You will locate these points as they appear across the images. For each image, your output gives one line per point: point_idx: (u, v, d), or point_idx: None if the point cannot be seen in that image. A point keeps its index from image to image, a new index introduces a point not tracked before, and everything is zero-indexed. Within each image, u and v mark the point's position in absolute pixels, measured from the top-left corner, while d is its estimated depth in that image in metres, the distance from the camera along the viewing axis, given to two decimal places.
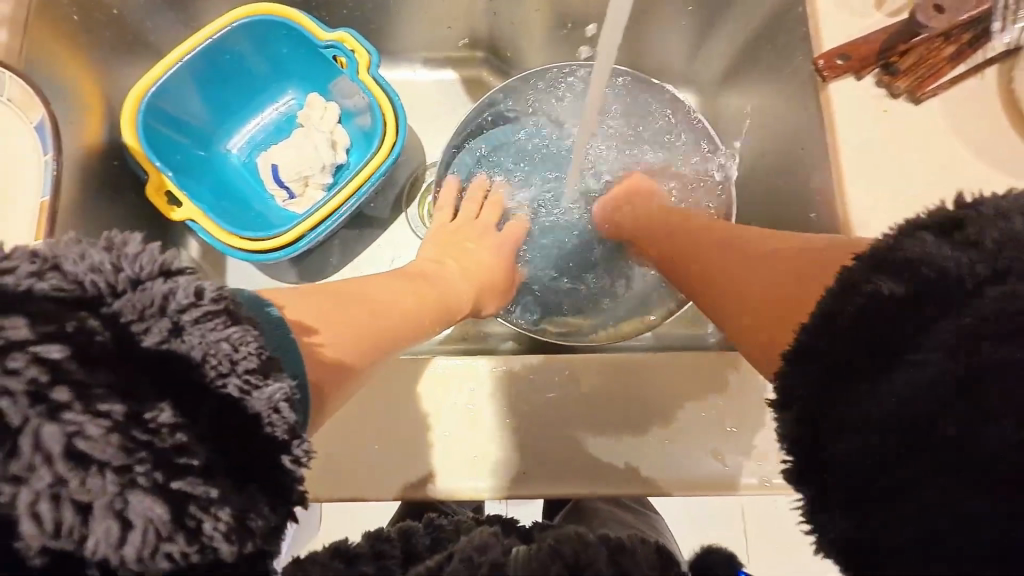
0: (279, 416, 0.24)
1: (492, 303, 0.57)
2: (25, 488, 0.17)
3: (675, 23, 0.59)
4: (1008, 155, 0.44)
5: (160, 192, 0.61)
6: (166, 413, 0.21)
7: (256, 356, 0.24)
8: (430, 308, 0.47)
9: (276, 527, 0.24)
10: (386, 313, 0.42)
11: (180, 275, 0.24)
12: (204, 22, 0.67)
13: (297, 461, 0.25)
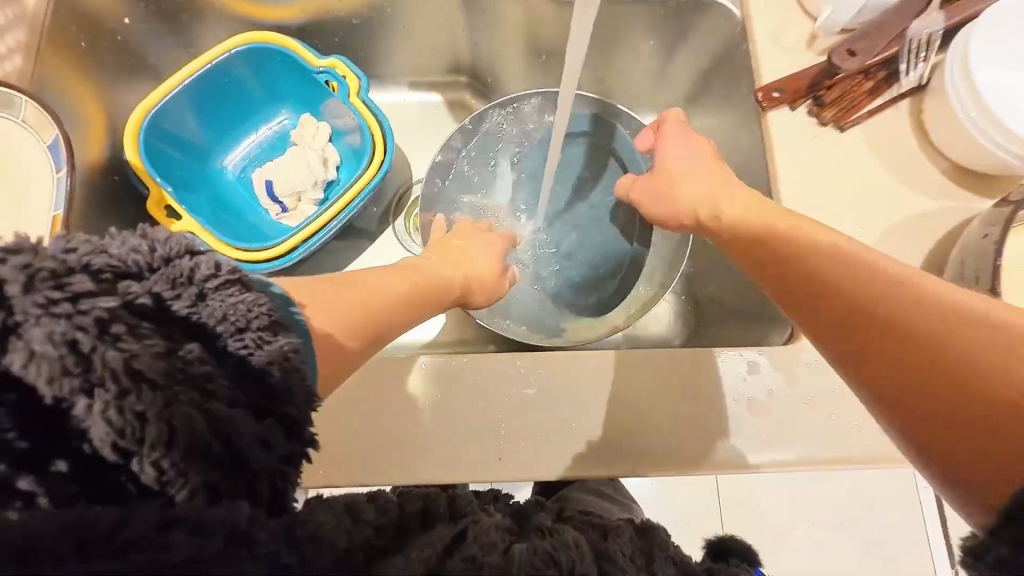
0: (289, 364, 0.28)
1: (483, 299, 0.60)
2: (96, 398, 0.23)
3: (639, 55, 0.65)
4: (919, 174, 0.52)
5: (160, 205, 0.65)
6: (197, 351, 0.26)
7: (267, 316, 0.28)
8: (421, 304, 0.50)
9: (292, 458, 0.27)
10: (377, 305, 0.44)
11: (203, 253, 0.27)
12: (204, 47, 0.71)
13: (304, 402, 0.28)
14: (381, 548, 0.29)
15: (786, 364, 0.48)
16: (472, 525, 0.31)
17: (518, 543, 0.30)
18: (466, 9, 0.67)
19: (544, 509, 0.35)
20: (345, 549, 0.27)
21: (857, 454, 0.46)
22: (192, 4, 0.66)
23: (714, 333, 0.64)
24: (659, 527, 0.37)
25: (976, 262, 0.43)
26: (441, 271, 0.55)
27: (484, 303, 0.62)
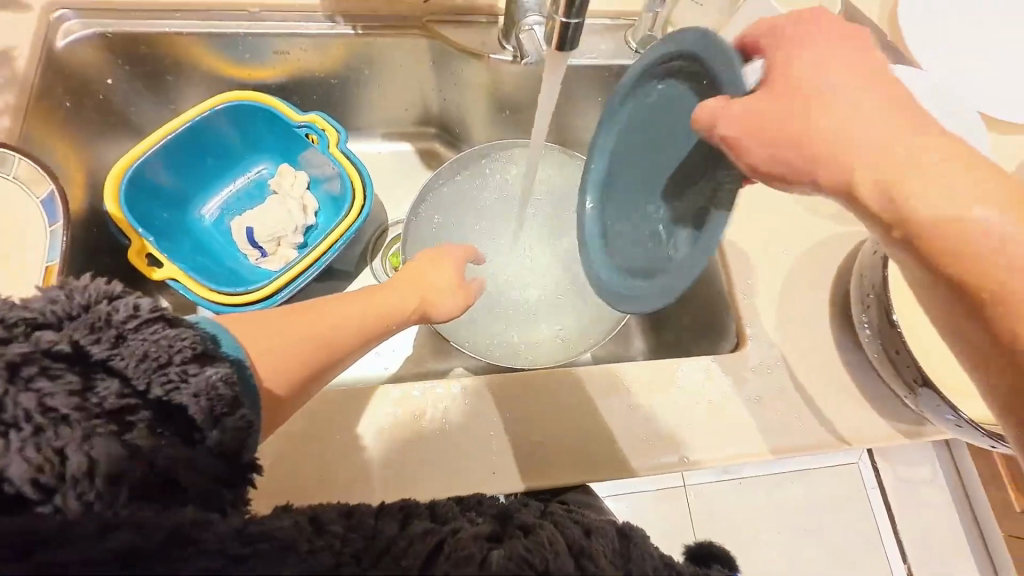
0: (218, 392, 0.33)
1: (446, 314, 0.55)
2: (12, 436, 0.28)
3: (589, 108, 0.76)
4: (820, 203, 0.63)
5: (141, 254, 0.66)
6: (114, 386, 0.31)
7: (189, 350, 0.33)
8: (372, 337, 0.50)
9: (225, 478, 0.32)
10: (326, 343, 0.46)
11: (121, 297, 0.33)
12: (184, 105, 0.75)
13: (234, 427, 0.33)
14: (351, 555, 0.30)
15: (734, 369, 0.55)
16: (451, 537, 0.33)
17: (493, 551, 0.32)
18: (437, 72, 0.76)
19: (527, 508, 0.39)
20: (308, 551, 0.29)
21: (797, 444, 0.53)
22: (177, 67, 0.70)
23: (672, 347, 0.71)
24: (638, 530, 0.39)
25: (868, 275, 0.53)
26: (389, 295, 0.52)
27: (443, 318, 0.55)
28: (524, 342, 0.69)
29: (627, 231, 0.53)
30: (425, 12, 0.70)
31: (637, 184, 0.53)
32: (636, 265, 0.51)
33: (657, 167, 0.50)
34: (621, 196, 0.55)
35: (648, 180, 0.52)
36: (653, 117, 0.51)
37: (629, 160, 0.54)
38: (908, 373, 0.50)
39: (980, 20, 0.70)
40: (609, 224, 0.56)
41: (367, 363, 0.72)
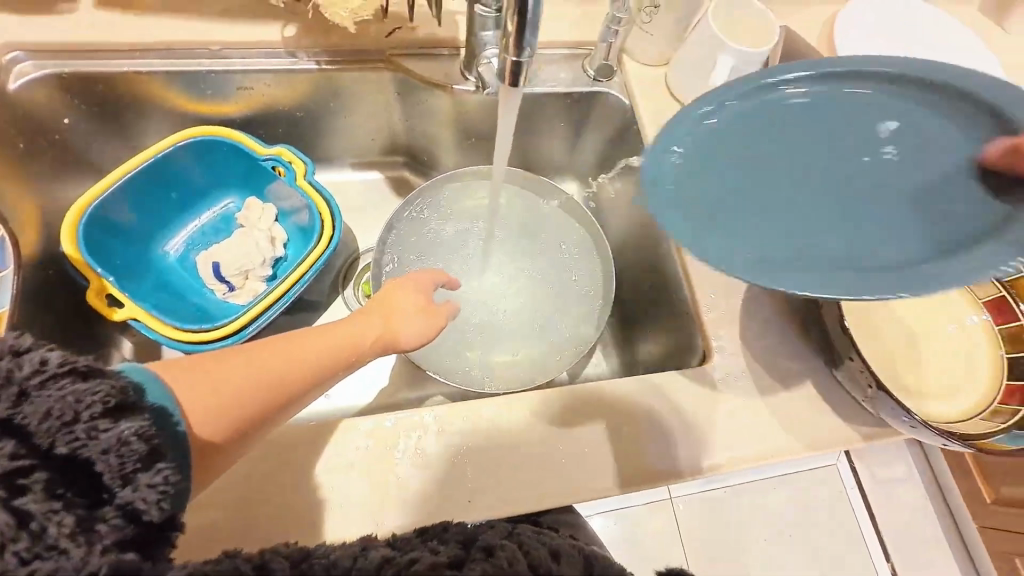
0: (129, 448, 0.32)
1: (413, 338, 0.54)
2: None
3: (553, 132, 0.79)
4: None
5: (101, 294, 0.64)
6: (13, 448, 0.31)
7: (100, 405, 0.32)
8: (334, 372, 0.49)
9: (128, 540, 0.32)
10: (279, 379, 0.45)
11: (29, 351, 0.32)
12: (144, 143, 0.74)
13: (146, 485, 0.33)
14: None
15: (703, 383, 0.57)
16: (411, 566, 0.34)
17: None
18: (402, 103, 0.77)
19: (493, 529, 0.40)
20: None
21: (765, 454, 0.54)
22: (137, 106, 0.70)
23: (645, 362, 0.73)
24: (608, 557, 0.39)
25: None
26: (355, 327, 0.51)
27: (411, 342, 0.54)
28: (499, 367, 0.69)
29: (724, 169, 0.45)
30: (387, 46, 0.72)
31: (784, 159, 0.47)
32: (743, 224, 0.43)
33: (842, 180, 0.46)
34: (749, 145, 0.47)
35: (810, 177, 0.46)
36: (877, 128, 0.47)
37: (806, 142, 0.47)
38: (862, 378, 0.52)
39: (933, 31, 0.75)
40: (719, 151, 0.46)
41: (341, 394, 0.72)
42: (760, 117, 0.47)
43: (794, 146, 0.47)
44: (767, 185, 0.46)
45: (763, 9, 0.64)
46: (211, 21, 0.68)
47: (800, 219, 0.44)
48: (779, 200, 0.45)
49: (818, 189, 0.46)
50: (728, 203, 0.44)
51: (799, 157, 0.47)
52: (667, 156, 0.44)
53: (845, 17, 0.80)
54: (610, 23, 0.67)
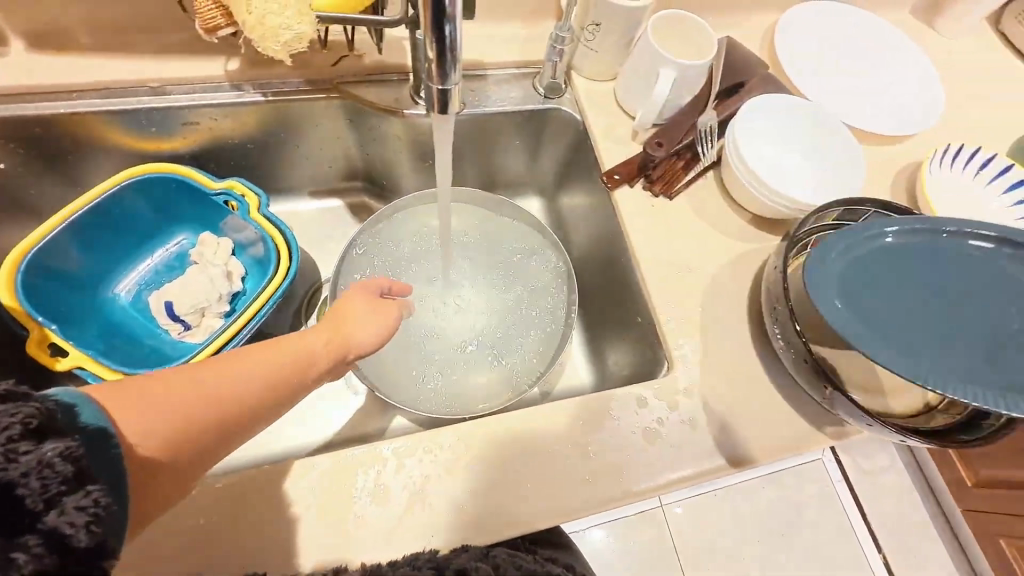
0: (53, 470, 0.31)
1: (367, 340, 0.53)
2: None
3: (510, 150, 0.80)
4: (730, 223, 0.67)
5: (43, 345, 0.61)
6: None
7: (20, 426, 0.31)
8: (287, 388, 0.47)
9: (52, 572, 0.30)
10: (229, 397, 0.42)
11: None
12: (90, 183, 0.72)
13: (76, 506, 0.31)
14: None
15: (667, 394, 0.56)
16: None
17: None
18: (354, 130, 0.76)
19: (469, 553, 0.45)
20: None
21: (732, 461, 0.54)
22: (77, 147, 0.68)
23: (615, 373, 0.73)
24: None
25: (773, 289, 0.55)
26: (307, 340, 0.50)
27: (365, 340, 0.54)
28: (467, 390, 0.68)
29: (866, 291, 0.49)
30: (334, 75, 0.72)
31: (919, 292, 0.50)
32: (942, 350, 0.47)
33: (982, 321, 0.48)
34: (881, 270, 0.50)
35: (946, 311, 0.49)
36: (1018, 281, 0.49)
37: (942, 281, 0.50)
38: (819, 379, 0.52)
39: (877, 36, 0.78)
40: (869, 273, 0.50)
41: (308, 429, 0.70)
42: (912, 246, 0.50)
43: (932, 282, 0.50)
44: (890, 308, 0.49)
45: (700, 22, 0.66)
46: (151, 56, 0.67)
47: (927, 344, 0.48)
48: (911, 328, 0.48)
49: (950, 324, 0.48)
50: (858, 319, 0.48)
51: (930, 290, 0.50)
52: (819, 277, 0.49)
53: (784, 27, 0.82)
54: (554, 43, 0.68)
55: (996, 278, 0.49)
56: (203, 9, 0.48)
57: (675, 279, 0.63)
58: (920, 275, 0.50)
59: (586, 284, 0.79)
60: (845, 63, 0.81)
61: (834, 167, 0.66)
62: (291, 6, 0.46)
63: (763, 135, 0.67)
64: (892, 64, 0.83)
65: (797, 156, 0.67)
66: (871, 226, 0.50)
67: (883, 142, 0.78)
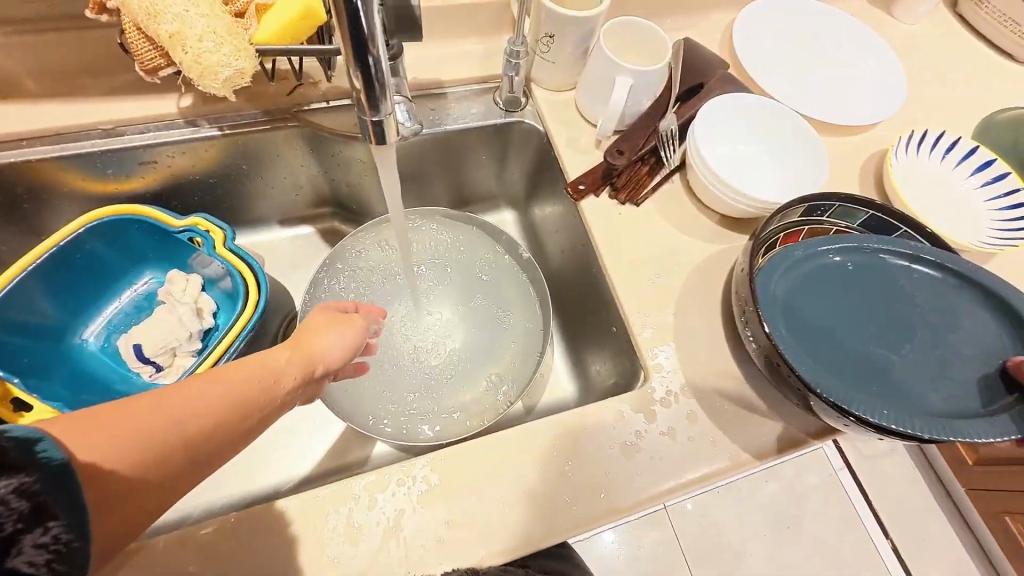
0: (7, 508, 0.27)
1: (336, 351, 0.51)
2: None
3: (479, 165, 0.80)
4: (700, 226, 0.66)
5: (5, 400, 0.60)
6: None
7: None
8: (260, 402, 0.43)
9: None
10: (211, 411, 0.39)
11: None
12: (51, 230, 0.71)
13: (38, 545, 0.28)
14: None
15: (645, 406, 0.55)
16: None
17: None
18: (318, 157, 0.76)
19: None
20: None
21: (714, 469, 0.53)
22: (34, 195, 0.67)
23: (599, 384, 0.72)
24: None
25: (741, 292, 0.54)
26: (274, 355, 0.46)
27: (334, 350, 0.51)
28: (442, 413, 0.67)
29: (808, 307, 0.53)
30: (290, 104, 0.71)
31: (858, 310, 0.53)
32: (870, 357, 0.51)
33: (899, 337, 0.52)
34: (815, 284, 0.54)
35: (880, 326, 0.52)
36: (933, 297, 0.53)
37: (873, 294, 0.54)
38: (793, 383, 0.50)
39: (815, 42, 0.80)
40: (809, 290, 0.54)
41: (289, 464, 0.69)
42: (846, 268, 0.55)
43: (868, 303, 0.53)
44: (825, 317, 0.53)
45: (653, 27, 0.66)
46: (102, 99, 0.66)
47: (857, 351, 0.51)
48: (845, 343, 0.52)
49: (883, 339, 0.52)
50: (793, 329, 0.52)
51: (860, 302, 0.54)
52: (764, 293, 0.52)
53: (741, 25, 0.82)
54: (509, 57, 0.68)
55: (914, 293, 0.53)
56: (141, 51, 0.46)
57: (649, 286, 0.62)
58: (851, 289, 0.54)
59: (563, 295, 0.79)
60: (804, 57, 0.81)
61: (798, 159, 0.66)
62: (227, 44, 0.46)
63: (719, 139, 0.67)
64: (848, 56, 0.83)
65: (760, 152, 0.67)
66: (809, 246, 0.54)
67: (848, 133, 0.78)
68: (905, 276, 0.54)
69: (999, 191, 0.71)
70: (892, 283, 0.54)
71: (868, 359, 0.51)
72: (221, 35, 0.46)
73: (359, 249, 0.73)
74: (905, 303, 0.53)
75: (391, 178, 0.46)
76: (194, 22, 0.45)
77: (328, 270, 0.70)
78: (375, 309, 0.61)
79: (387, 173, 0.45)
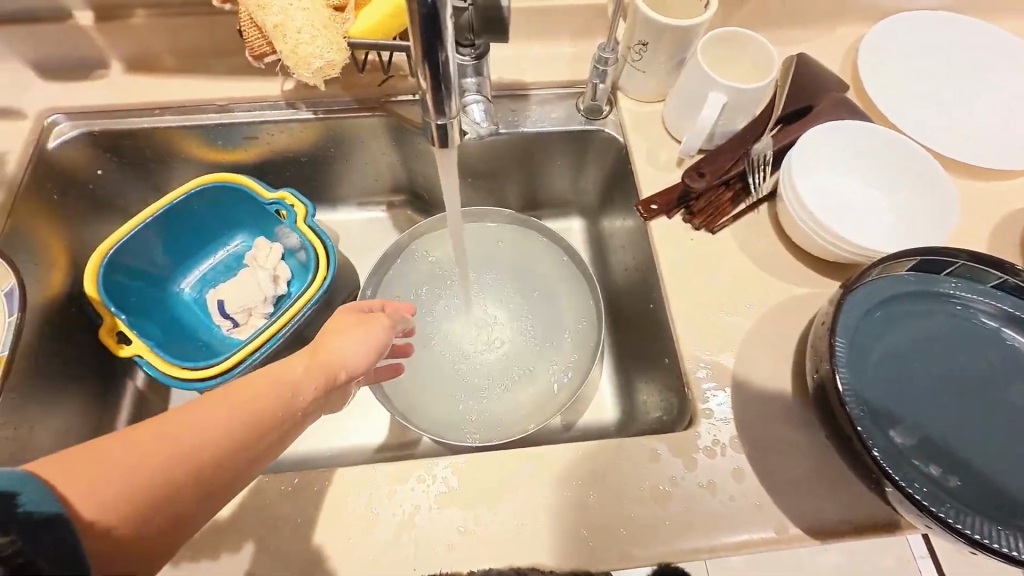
0: None
1: (355, 358, 0.52)
2: None
3: (552, 170, 0.78)
4: (784, 264, 0.59)
5: (112, 331, 0.70)
6: None
7: None
8: (277, 416, 0.44)
9: None
10: (237, 428, 0.41)
11: None
12: (169, 189, 0.81)
13: None
14: None
15: (685, 452, 0.51)
16: None
17: None
18: (399, 148, 0.79)
19: None
20: None
21: (755, 537, 0.48)
22: (159, 157, 0.76)
23: (644, 420, 0.67)
24: None
25: (819, 346, 0.47)
26: (291, 367, 0.48)
27: (354, 362, 0.52)
28: (477, 413, 0.67)
29: (891, 377, 0.46)
30: (380, 94, 0.74)
31: (950, 389, 0.46)
32: (960, 448, 0.44)
33: (997, 430, 0.44)
34: (901, 353, 0.47)
35: (975, 412, 0.45)
36: None
37: (968, 375, 0.47)
38: (866, 462, 0.43)
39: (906, 90, 0.69)
40: (896, 359, 0.47)
41: (328, 434, 0.72)
42: (936, 340, 0.48)
43: (963, 383, 0.46)
44: (911, 393, 0.46)
45: (761, 40, 0.60)
46: (223, 79, 0.74)
47: (946, 438, 0.44)
48: (933, 427, 0.45)
49: (975, 427, 0.45)
50: (871, 402, 0.45)
51: (952, 380, 0.47)
52: (843, 354, 0.46)
53: (866, 54, 0.72)
54: (596, 64, 0.65)
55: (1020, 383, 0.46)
56: (251, 39, 0.50)
57: (714, 322, 0.57)
58: (943, 365, 0.47)
59: (619, 314, 0.76)
60: (929, 85, 0.70)
61: (917, 197, 0.57)
62: (321, 36, 0.49)
63: (816, 171, 0.59)
64: (961, 84, 0.70)
65: (874, 193, 0.59)
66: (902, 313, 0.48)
67: (992, 177, 0.66)
68: (1009, 358, 0.47)
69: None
70: (995, 365, 0.47)
71: (955, 448, 0.44)
72: (318, 28, 0.49)
73: (422, 243, 0.75)
74: (1007, 391, 0.46)
75: (452, 180, 0.45)
76: (297, 14, 0.48)
77: (389, 256, 0.73)
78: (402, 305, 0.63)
79: (448, 174, 0.45)
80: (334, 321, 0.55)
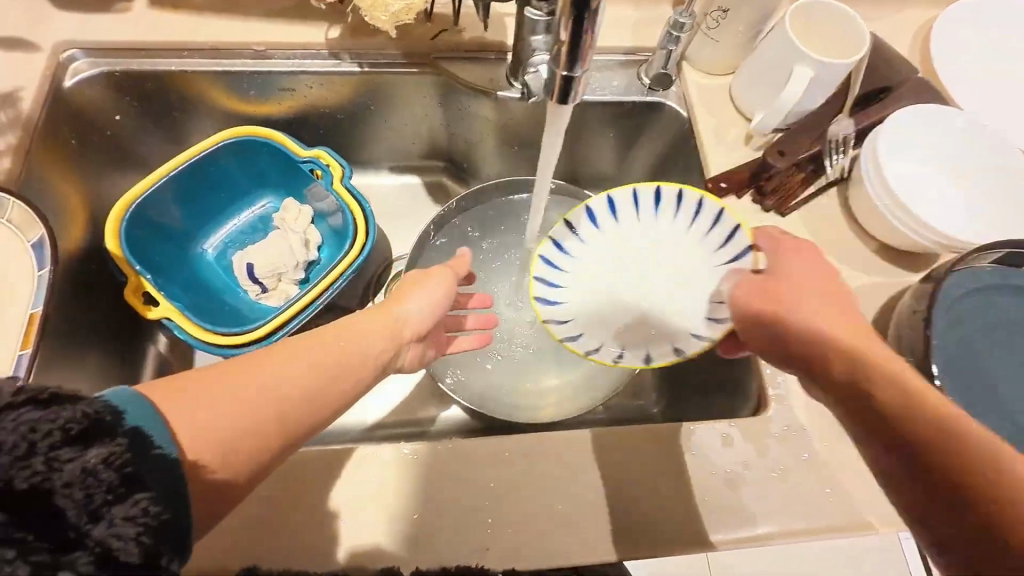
0: (97, 478, 0.27)
1: (424, 313, 0.50)
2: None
3: (603, 144, 0.74)
4: (854, 253, 0.58)
5: (138, 292, 0.65)
6: None
7: (65, 432, 0.27)
8: (354, 367, 0.42)
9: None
10: (317, 373, 0.40)
11: None
12: (190, 141, 0.75)
13: (130, 518, 0.28)
14: None
15: (755, 439, 0.50)
16: None
17: None
18: (444, 110, 0.74)
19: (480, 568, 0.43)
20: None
21: (825, 524, 0.48)
22: (183, 104, 0.70)
23: (689, 404, 0.66)
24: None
25: (903, 336, 0.48)
26: (362, 322, 0.45)
27: (421, 315, 0.50)
28: (534, 394, 0.66)
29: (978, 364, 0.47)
30: (430, 49, 0.69)
31: None
32: None
33: None
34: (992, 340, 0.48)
35: None
36: None
37: None
38: None
39: (976, 78, 0.68)
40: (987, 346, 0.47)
41: (361, 407, 0.70)
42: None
43: None
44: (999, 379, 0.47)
45: (848, 12, 0.57)
46: (257, 21, 0.68)
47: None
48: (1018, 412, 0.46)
49: None
50: (961, 388, 0.46)
51: None
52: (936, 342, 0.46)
53: (939, 38, 0.69)
54: (671, 29, 0.61)
55: None
56: None
57: None
58: None
59: None
60: (999, 74, 0.68)
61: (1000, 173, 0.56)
62: None
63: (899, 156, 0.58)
64: None
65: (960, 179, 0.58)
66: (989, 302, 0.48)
67: None
68: None
69: (733, 254, 0.56)
70: None
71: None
72: None
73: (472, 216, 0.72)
74: None
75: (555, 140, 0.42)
76: None
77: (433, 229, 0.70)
78: (463, 265, 0.56)
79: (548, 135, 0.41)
80: (412, 275, 0.53)
